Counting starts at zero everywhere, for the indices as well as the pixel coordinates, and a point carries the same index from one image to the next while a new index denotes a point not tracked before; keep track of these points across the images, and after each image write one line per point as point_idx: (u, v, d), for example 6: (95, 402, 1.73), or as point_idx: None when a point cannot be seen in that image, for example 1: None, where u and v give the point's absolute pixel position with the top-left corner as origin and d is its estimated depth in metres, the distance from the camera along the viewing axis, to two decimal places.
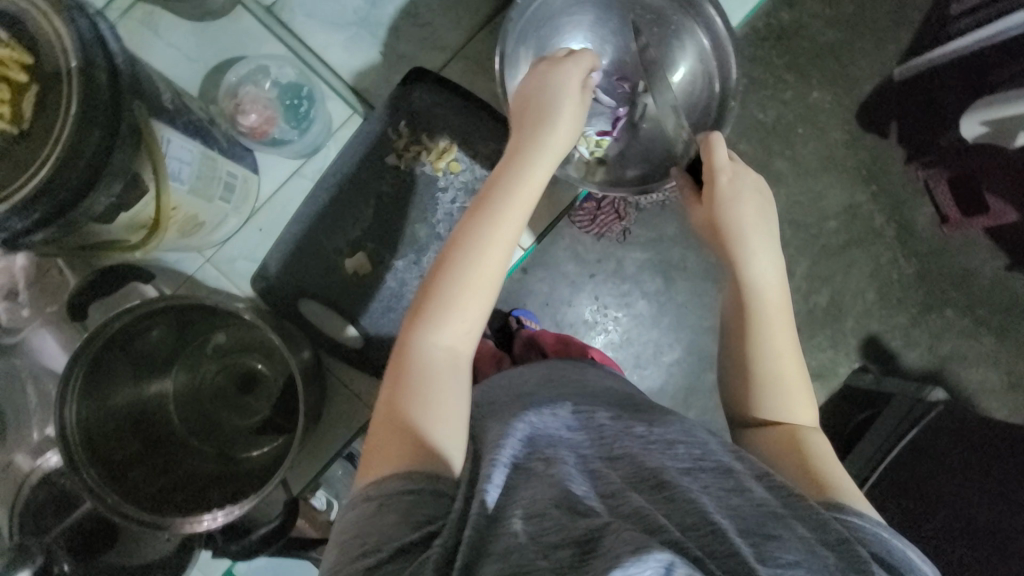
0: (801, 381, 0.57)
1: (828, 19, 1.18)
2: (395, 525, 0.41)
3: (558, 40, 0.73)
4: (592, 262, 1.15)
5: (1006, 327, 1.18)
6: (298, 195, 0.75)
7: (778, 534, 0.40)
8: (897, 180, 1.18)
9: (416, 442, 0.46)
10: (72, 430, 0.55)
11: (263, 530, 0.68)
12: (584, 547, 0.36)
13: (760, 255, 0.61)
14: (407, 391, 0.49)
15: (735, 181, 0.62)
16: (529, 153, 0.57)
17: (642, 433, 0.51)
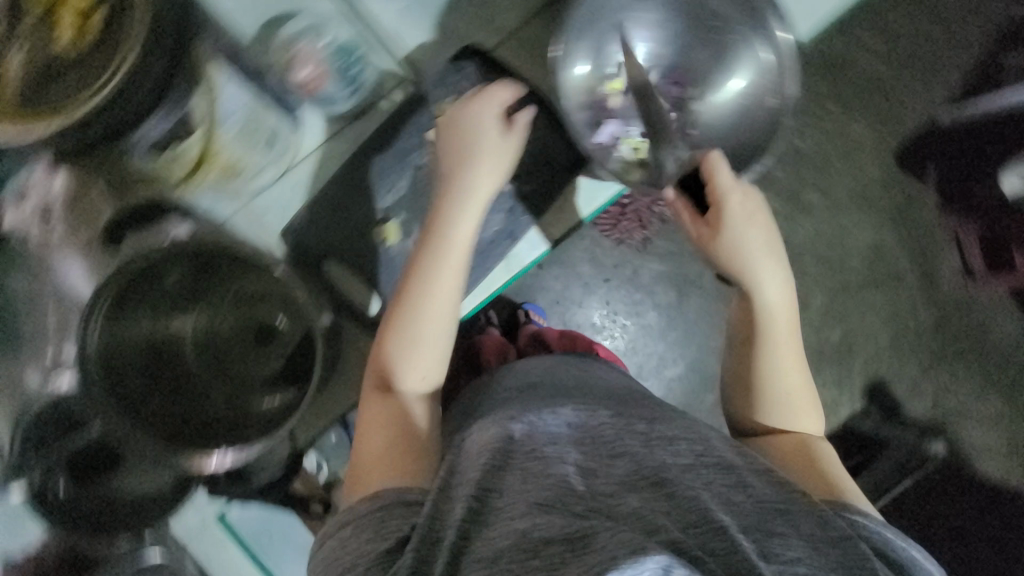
0: (807, 392, 0.65)
1: (881, 54, 1.15)
2: (369, 541, 0.49)
3: (621, 35, 0.71)
4: (608, 267, 1.14)
5: (1016, 389, 1.16)
6: (337, 155, 0.75)
7: (782, 531, 0.44)
8: (927, 226, 1.16)
9: (393, 466, 0.56)
10: (93, 355, 0.60)
11: (270, 475, 0.74)
12: (575, 544, 0.40)
13: (770, 280, 0.66)
14: (377, 428, 0.60)
15: (743, 205, 0.67)
16: (458, 204, 0.65)
17: (661, 434, 0.54)
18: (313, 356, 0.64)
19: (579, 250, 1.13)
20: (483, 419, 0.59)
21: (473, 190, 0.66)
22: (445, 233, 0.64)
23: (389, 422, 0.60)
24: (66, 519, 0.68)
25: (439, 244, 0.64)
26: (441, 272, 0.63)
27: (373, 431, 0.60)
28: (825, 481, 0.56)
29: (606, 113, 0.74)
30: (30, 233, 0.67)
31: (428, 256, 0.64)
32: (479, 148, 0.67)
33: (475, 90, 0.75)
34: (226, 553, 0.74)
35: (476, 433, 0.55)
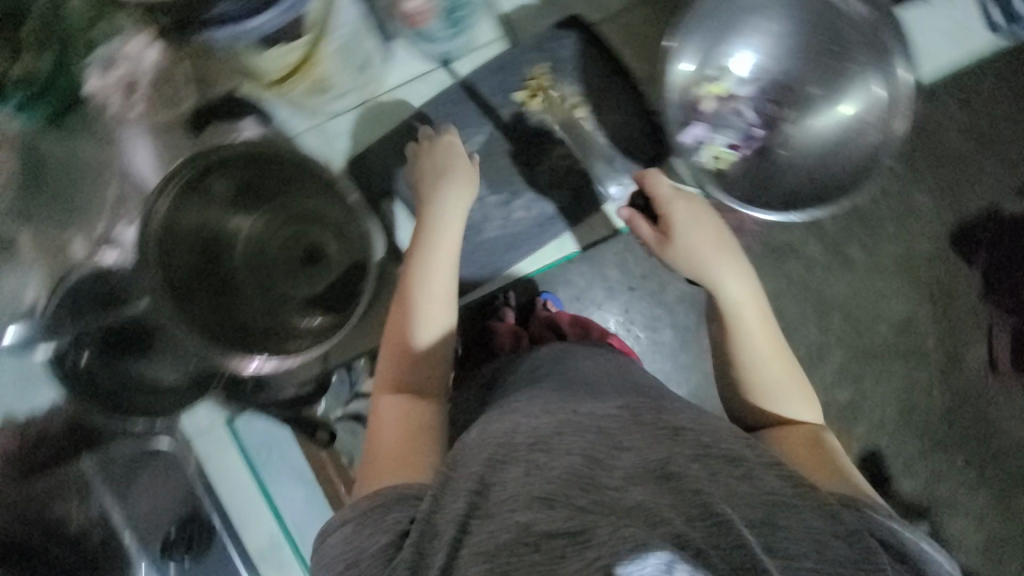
0: (798, 382, 0.64)
1: (964, 126, 1.11)
2: (370, 538, 0.45)
3: (733, 40, 0.70)
4: (630, 275, 1.07)
5: (1009, 498, 1.10)
6: (417, 98, 0.73)
7: (787, 523, 0.43)
8: (965, 309, 1.09)
9: (402, 457, 0.53)
10: (158, 222, 0.59)
11: (292, 394, 0.74)
12: (577, 538, 0.39)
13: (727, 274, 0.67)
14: (382, 425, 0.57)
15: (683, 206, 0.69)
16: (439, 221, 0.66)
17: (672, 424, 0.52)
18: (362, 284, 0.66)
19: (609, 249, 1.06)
20: (490, 415, 0.56)
21: (450, 201, 0.67)
22: (431, 241, 0.65)
23: (394, 417, 0.57)
24: (79, 387, 0.67)
25: (425, 252, 0.64)
26: (434, 276, 0.64)
27: (377, 429, 0.57)
28: (834, 473, 0.54)
29: (696, 115, 0.71)
30: (109, 101, 0.66)
31: (415, 263, 0.64)
32: (453, 164, 0.68)
33: (573, 62, 0.74)
34: (229, 459, 0.73)
35: (482, 426, 0.52)
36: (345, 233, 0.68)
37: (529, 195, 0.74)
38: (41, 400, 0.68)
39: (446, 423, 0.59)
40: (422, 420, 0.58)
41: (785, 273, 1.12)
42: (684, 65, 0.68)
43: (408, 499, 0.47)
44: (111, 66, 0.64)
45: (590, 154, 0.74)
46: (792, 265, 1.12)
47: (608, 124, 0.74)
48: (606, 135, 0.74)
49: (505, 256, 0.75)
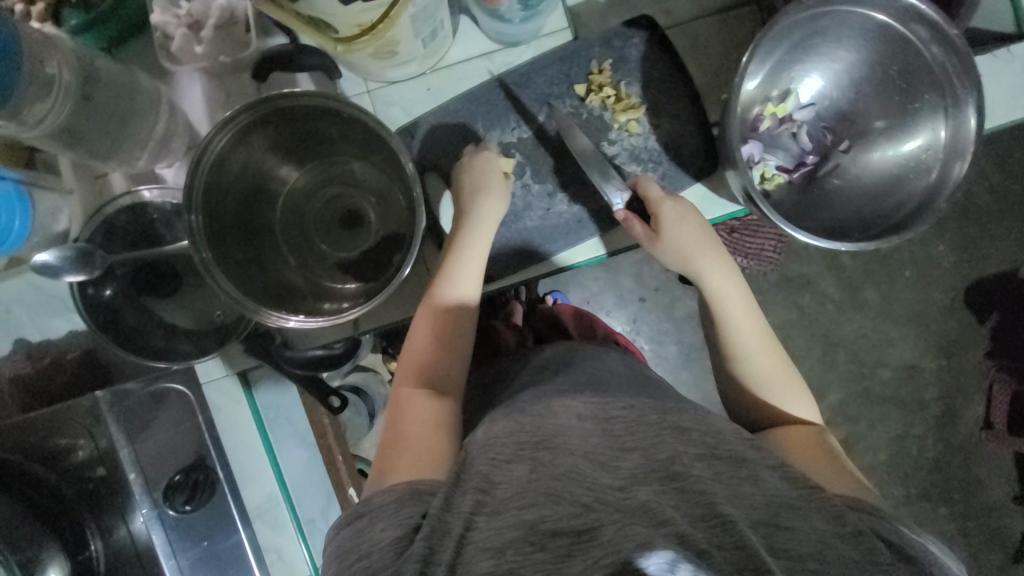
0: (791, 376, 0.61)
1: (995, 187, 1.12)
2: (382, 530, 0.42)
3: (799, 63, 0.70)
4: (649, 287, 1.09)
5: (982, 550, 1.14)
6: (479, 77, 0.74)
7: (792, 525, 0.39)
8: (967, 365, 1.13)
9: (420, 455, 0.50)
10: (203, 168, 0.56)
11: (321, 351, 0.69)
12: (582, 537, 0.39)
13: (715, 269, 0.65)
14: (400, 420, 0.55)
15: (678, 208, 0.67)
16: (472, 225, 0.65)
17: (677, 423, 0.48)
18: (397, 255, 0.66)
19: (627, 259, 1.07)
20: (497, 410, 0.54)
21: (488, 212, 0.66)
22: (466, 247, 0.64)
23: (412, 412, 0.55)
24: (100, 320, 0.68)
25: (458, 259, 0.63)
26: (464, 281, 0.63)
27: (394, 423, 0.55)
28: (837, 472, 0.49)
29: (752, 133, 0.72)
30: (173, 36, 0.66)
31: (449, 269, 0.63)
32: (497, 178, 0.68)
33: (637, 64, 0.73)
34: (238, 413, 0.75)
35: (489, 423, 0.50)
36: (387, 202, 0.68)
37: (570, 192, 0.73)
38: (57, 327, 0.73)
39: (461, 424, 0.57)
40: (440, 418, 0.55)
41: (797, 304, 1.12)
42: (749, 83, 0.69)
43: (421, 495, 0.45)
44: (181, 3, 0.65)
45: (641, 158, 0.73)
46: (805, 298, 1.13)
47: (662, 130, 0.73)
48: (659, 141, 0.73)
49: (537, 251, 0.74)
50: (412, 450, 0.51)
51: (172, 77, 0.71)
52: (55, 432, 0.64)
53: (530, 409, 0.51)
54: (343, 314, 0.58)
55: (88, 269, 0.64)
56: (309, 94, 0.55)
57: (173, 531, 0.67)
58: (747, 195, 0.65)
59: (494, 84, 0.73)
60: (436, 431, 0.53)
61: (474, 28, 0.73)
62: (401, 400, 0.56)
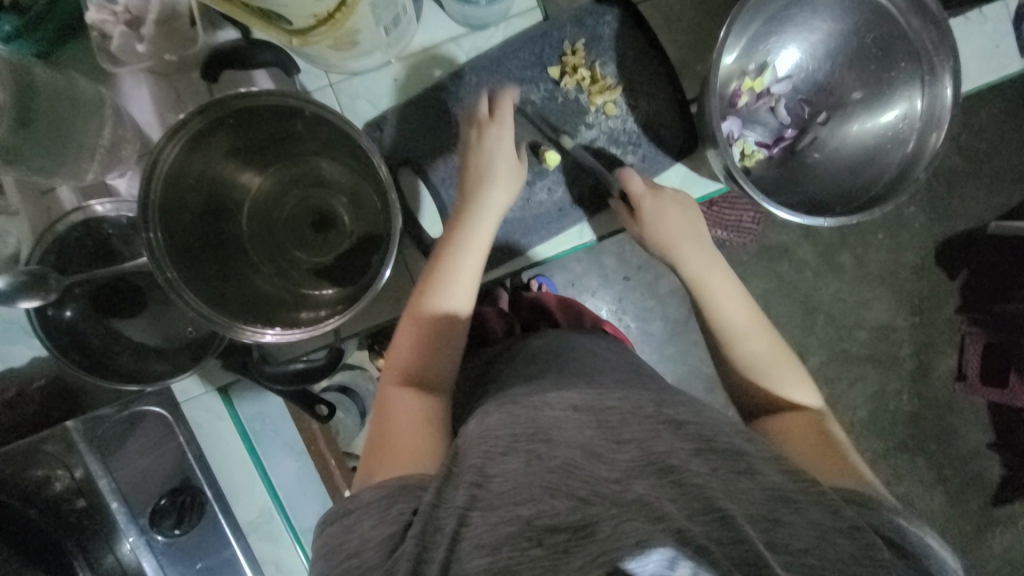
0: (787, 360, 0.61)
1: (961, 146, 1.13)
2: (374, 525, 0.41)
3: (774, 36, 0.69)
4: (632, 265, 1.08)
5: (958, 496, 1.19)
6: (447, 63, 0.70)
7: (791, 520, 0.39)
8: (940, 322, 1.17)
9: (409, 450, 0.49)
10: (160, 172, 0.52)
11: (299, 367, 0.64)
12: (578, 533, 0.37)
13: (698, 261, 0.65)
14: (391, 414, 0.53)
15: (659, 200, 0.67)
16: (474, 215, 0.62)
17: (672, 416, 0.48)
18: (373, 256, 0.63)
19: (609, 240, 1.06)
20: (488, 402, 0.53)
21: (494, 202, 0.63)
22: (470, 239, 0.61)
23: (401, 406, 0.53)
24: (64, 346, 0.64)
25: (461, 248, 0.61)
26: (466, 279, 0.60)
27: (383, 415, 0.54)
28: (839, 464, 0.50)
29: (731, 110, 0.71)
30: (112, 36, 0.61)
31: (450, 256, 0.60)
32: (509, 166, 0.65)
33: (610, 43, 0.71)
34: (221, 429, 0.72)
35: (482, 416, 0.50)
36: (361, 202, 0.65)
37: (549, 180, 0.71)
38: (20, 355, 0.69)
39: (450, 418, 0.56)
40: (431, 413, 0.54)
41: (776, 273, 1.13)
42: (727, 57, 0.68)
43: (412, 492, 0.43)
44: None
45: (619, 141, 0.71)
46: (784, 266, 1.14)
47: (639, 110, 0.71)
48: (638, 122, 0.71)
49: (519, 242, 0.72)
50: (405, 443, 0.50)
51: (117, 79, 0.65)
52: (31, 464, 0.63)
53: (523, 403, 0.51)
54: (325, 322, 0.55)
55: (39, 292, 0.60)
56: (270, 96, 0.52)
57: (164, 555, 0.66)
58: (727, 172, 0.63)
59: (463, 71, 0.69)
60: (427, 426, 0.52)
61: (440, 11, 0.69)
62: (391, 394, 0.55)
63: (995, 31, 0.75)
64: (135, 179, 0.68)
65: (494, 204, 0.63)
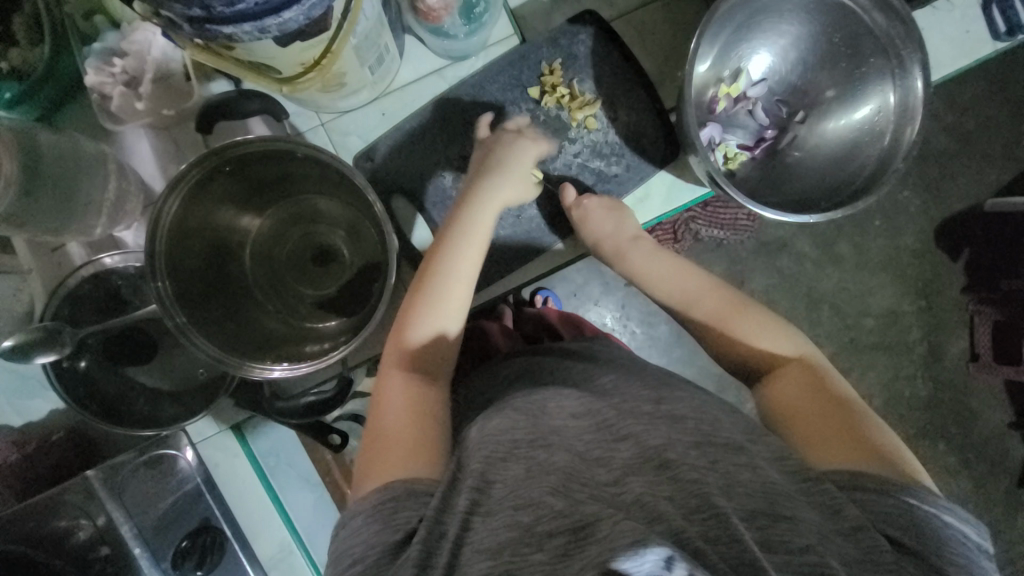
0: (778, 324, 0.61)
1: (948, 126, 1.14)
2: (378, 531, 0.43)
3: (745, 44, 0.71)
4: None
5: (986, 478, 1.18)
6: (432, 95, 0.73)
7: (792, 515, 0.39)
8: (946, 303, 1.17)
9: (409, 452, 0.49)
10: (163, 222, 0.54)
11: (313, 398, 0.65)
12: (577, 534, 0.36)
13: (667, 268, 0.66)
14: (387, 416, 0.53)
15: (588, 212, 0.70)
16: (469, 218, 0.62)
17: (671, 413, 0.49)
18: (374, 286, 0.65)
19: None
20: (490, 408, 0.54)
21: (490, 206, 0.63)
22: (461, 242, 0.60)
23: (398, 407, 0.53)
24: (77, 393, 0.66)
25: (459, 242, 0.60)
26: (458, 284, 0.59)
27: (382, 411, 0.53)
28: (840, 437, 0.50)
29: (710, 116, 0.73)
30: (111, 96, 0.64)
31: (444, 259, 0.59)
32: (511, 168, 0.65)
33: (586, 60, 0.73)
34: (238, 466, 0.74)
35: (483, 422, 0.49)
36: (359, 235, 0.67)
37: (538, 196, 0.73)
38: (38, 408, 0.71)
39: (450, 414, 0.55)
40: (429, 411, 0.54)
41: (776, 268, 1.14)
42: (700, 66, 0.70)
43: (419, 495, 0.45)
44: (114, 60, 0.64)
45: (603, 153, 0.73)
46: (784, 261, 1.14)
47: (619, 122, 0.73)
48: (619, 133, 0.73)
49: (514, 254, 0.74)
50: (404, 445, 0.50)
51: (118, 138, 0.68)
52: (53, 516, 0.64)
53: (527, 409, 0.50)
54: (330, 355, 0.57)
55: (55, 346, 0.62)
56: (266, 139, 0.54)
57: None
58: (711, 178, 0.65)
59: (446, 99, 0.72)
60: (427, 426, 0.52)
61: (420, 46, 0.72)
62: (390, 396, 0.54)
63: (964, 18, 0.78)
64: (142, 229, 0.70)
65: (491, 207, 0.63)
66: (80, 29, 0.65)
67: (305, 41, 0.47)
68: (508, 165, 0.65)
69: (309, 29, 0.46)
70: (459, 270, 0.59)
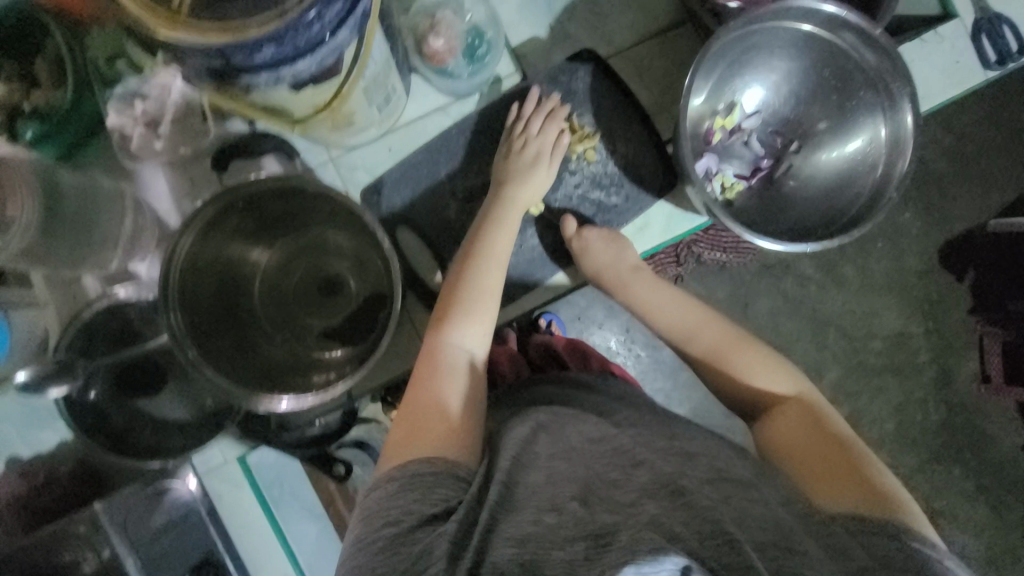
0: (773, 359, 0.62)
1: (944, 149, 1.16)
2: (415, 501, 0.45)
3: (738, 78, 0.73)
4: None
5: (1003, 503, 1.15)
6: (436, 130, 0.75)
7: (804, 550, 0.40)
8: (954, 324, 1.16)
9: (444, 432, 0.52)
10: (177, 258, 0.56)
11: (317, 428, 0.68)
12: (599, 542, 0.38)
13: (667, 305, 0.68)
14: (422, 396, 0.55)
15: (587, 243, 0.71)
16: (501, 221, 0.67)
17: (685, 448, 0.51)
18: (380, 314, 0.66)
19: None
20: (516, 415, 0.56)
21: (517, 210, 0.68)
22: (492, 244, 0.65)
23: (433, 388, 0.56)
24: (87, 425, 0.67)
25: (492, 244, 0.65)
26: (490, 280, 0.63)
27: (416, 391, 0.55)
28: (840, 475, 0.52)
29: (706, 146, 0.74)
30: (131, 136, 0.67)
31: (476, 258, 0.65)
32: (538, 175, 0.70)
33: (585, 96, 0.75)
34: (241, 497, 0.72)
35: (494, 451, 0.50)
36: (366, 267, 0.68)
37: (541, 226, 0.75)
38: (47, 440, 0.71)
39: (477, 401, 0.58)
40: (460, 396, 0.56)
41: (780, 290, 1.14)
42: (695, 100, 0.72)
43: (456, 478, 0.48)
44: (136, 102, 0.66)
45: (602, 183, 0.75)
46: (788, 283, 1.15)
47: (618, 154, 0.75)
48: (618, 165, 0.75)
49: (519, 283, 0.75)
50: (441, 424, 0.52)
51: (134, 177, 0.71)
52: (60, 547, 0.65)
53: (539, 436, 0.50)
54: (337, 385, 0.58)
55: (68, 377, 0.66)
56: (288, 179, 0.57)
57: None
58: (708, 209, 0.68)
59: (450, 134, 0.74)
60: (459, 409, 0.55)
61: (426, 84, 0.75)
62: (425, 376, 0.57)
63: (954, 49, 0.80)
64: (155, 262, 0.70)
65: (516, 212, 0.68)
66: (102, 72, 0.67)
67: (315, 87, 0.50)
68: (536, 172, 0.70)
69: (321, 77, 0.49)
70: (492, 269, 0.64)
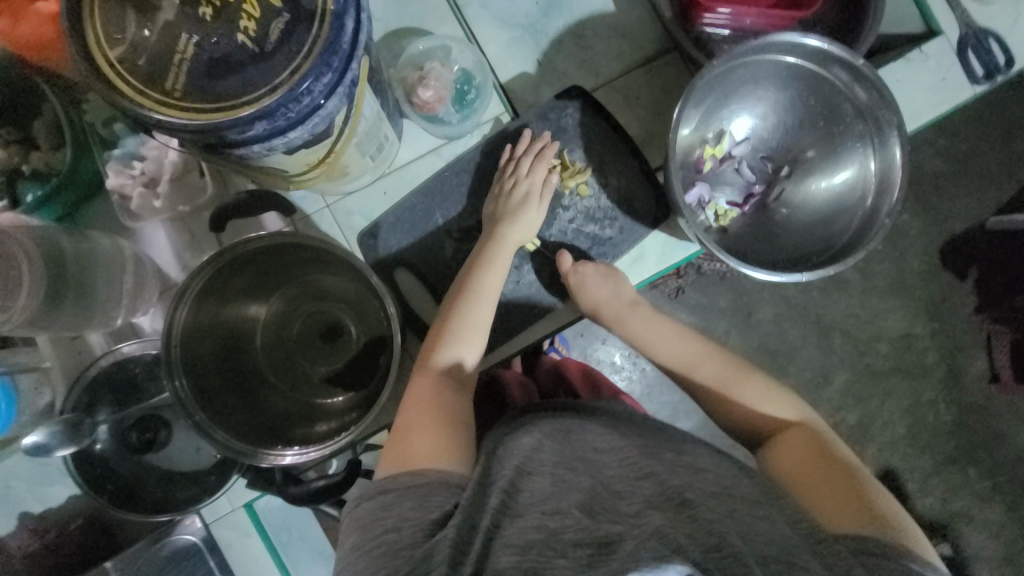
0: (774, 389, 0.62)
1: (938, 150, 1.16)
2: (414, 509, 0.46)
3: (725, 109, 0.74)
4: None
5: (1019, 500, 1.14)
6: (430, 172, 0.77)
7: (807, 565, 0.41)
8: (960, 322, 1.15)
9: (437, 448, 0.52)
10: (177, 327, 0.57)
11: (322, 482, 0.63)
12: (602, 549, 0.39)
13: (664, 335, 0.68)
14: (416, 415, 0.56)
15: (582, 277, 0.71)
16: (492, 249, 0.68)
17: (690, 464, 0.52)
18: (382, 355, 0.67)
19: None
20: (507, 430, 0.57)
21: (510, 239, 0.69)
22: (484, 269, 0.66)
23: (427, 407, 0.56)
24: (96, 479, 0.68)
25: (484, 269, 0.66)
26: (481, 304, 0.64)
27: (411, 411, 0.56)
28: (844, 501, 0.51)
29: (697, 175, 0.75)
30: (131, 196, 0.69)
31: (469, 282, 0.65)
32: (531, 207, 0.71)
33: (574, 132, 0.76)
34: (251, 546, 0.73)
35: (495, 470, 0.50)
36: (365, 314, 0.69)
37: (536, 261, 0.76)
38: (58, 494, 0.72)
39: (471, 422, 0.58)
40: (454, 418, 0.56)
41: (783, 296, 1.14)
42: (685, 130, 0.73)
43: (451, 487, 0.48)
44: (134, 163, 0.69)
45: (596, 217, 0.76)
46: (790, 290, 1.15)
47: (610, 187, 0.76)
48: (610, 198, 0.76)
49: (517, 318, 0.75)
50: (433, 441, 0.53)
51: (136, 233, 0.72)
52: None
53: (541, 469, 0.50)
54: (339, 437, 0.58)
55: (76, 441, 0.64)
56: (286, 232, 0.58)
57: None
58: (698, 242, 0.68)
59: (443, 174, 0.75)
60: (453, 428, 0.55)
61: (418, 128, 0.76)
62: (419, 398, 0.57)
63: (940, 66, 0.80)
64: (158, 315, 0.72)
65: (510, 243, 0.69)
66: (100, 135, 0.70)
67: (308, 150, 0.51)
68: (529, 204, 0.71)
69: (312, 142, 0.50)
70: (484, 295, 0.65)
